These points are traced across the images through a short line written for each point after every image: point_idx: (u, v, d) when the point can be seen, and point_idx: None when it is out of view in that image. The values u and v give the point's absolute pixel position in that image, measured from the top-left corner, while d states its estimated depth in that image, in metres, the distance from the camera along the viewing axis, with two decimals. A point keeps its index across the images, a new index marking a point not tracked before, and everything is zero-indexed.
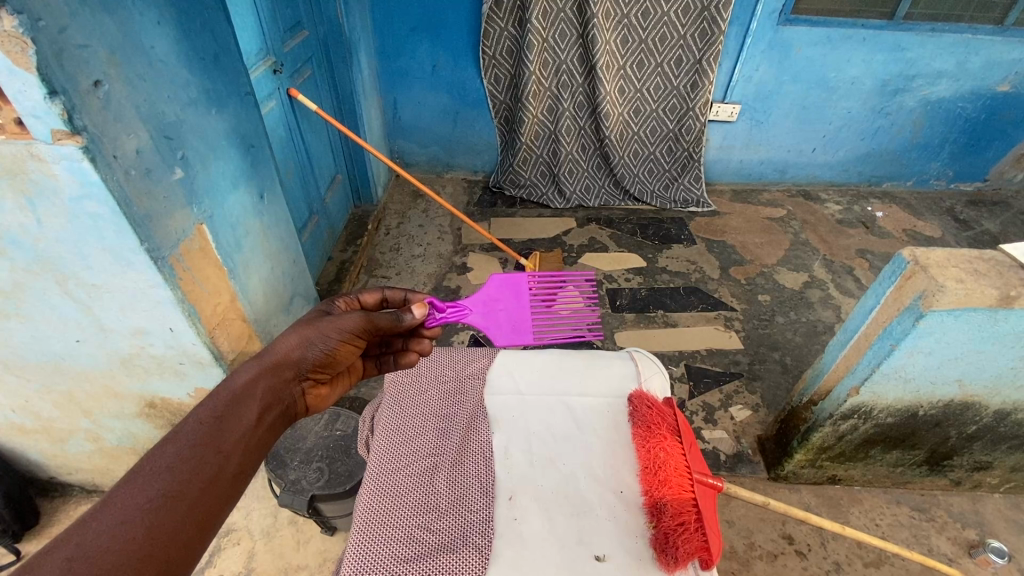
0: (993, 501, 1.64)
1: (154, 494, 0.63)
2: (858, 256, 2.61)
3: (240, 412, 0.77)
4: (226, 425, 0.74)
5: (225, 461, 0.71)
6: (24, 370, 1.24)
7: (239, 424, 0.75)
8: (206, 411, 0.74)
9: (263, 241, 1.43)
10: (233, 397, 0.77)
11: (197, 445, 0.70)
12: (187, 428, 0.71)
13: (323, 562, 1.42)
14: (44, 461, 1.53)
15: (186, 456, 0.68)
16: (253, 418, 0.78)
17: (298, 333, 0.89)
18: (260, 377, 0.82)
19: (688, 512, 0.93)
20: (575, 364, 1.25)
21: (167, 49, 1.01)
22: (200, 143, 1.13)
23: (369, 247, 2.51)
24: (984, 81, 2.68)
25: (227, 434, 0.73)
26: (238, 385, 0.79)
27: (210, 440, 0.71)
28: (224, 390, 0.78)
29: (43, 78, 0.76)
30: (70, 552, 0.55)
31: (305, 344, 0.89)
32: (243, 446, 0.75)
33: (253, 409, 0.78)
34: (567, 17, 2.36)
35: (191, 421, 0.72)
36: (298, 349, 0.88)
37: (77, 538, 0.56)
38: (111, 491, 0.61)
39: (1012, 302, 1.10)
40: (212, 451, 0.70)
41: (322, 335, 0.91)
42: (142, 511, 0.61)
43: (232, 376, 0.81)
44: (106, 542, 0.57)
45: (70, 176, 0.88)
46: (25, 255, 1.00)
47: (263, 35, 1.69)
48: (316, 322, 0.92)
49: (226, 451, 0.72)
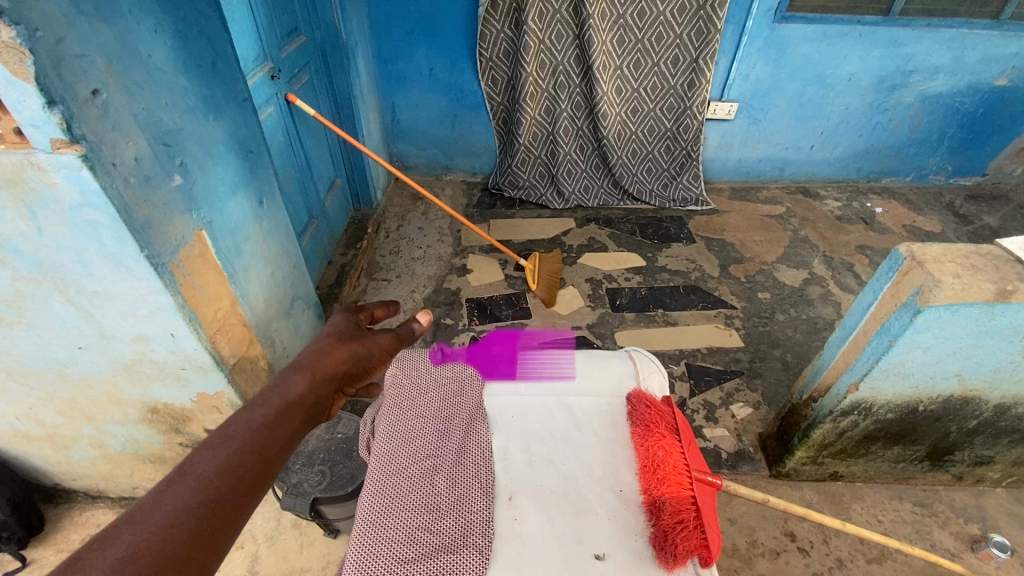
0: (995, 496, 1.64)
1: (202, 498, 0.63)
2: (858, 252, 2.61)
3: (286, 422, 0.77)
4: (272, 434, 0.74)
5: (267, 470, 0.71)
6: (27, 377, 1.25)
7: (284, 434, 0.76)
8: (254, 419, 0.75)
9: (263, 247, 1.44)
10: (280, 406, 0.79)
11: (244, 451, 0.70)
12: (236, 435, 0.72)
13: (325, 564, 1.43)
14: (49, 468, 1.54)
15: (233, 461, 0.68)
16: (296, 428, 0.78)
17: (345, 349, 0.97)
18: (307, 387, 0.84)
19: (687, 510, 0.95)
20: (574, 363, 1.25)
21: (164, 57, 1.02)
22: (198, 150, 1.14)
23: (369, 250, 2.52)
24: (982, 76, 2.67)
25: (271, 443, 0.73)
26: (285, 394, 0.81)
27: (257, 447, 0.72)
28: (272, 400, 0.79)
29: (41, 88, 0.77)
30: (121, 551, 0.55)
31: (350, 358, 0.96)
32: (284, 455, 0.75)
33: (297, 419, 0.79)
34: (563, 19, 2.37)
35: (239, 426, 0.73)
36: (344, 362, 0.95)
37: (128, 537, 0.56)
38: (158, 494, 0.62)
39: (1009, 297, 1.11)
40: (257, 458, 0.71)
41: (365, 352, 1.00)
42: (190, 514, 0.61)
43: (281, 385, 0.82)
44: (154, 543, 0.57)
45: (70, 184, 0.89)
46: (26, 263, 1.01)
47: (260, 42, 1.70)
48: (359, 340, 1.00)
49: (270, 460, 0.72)
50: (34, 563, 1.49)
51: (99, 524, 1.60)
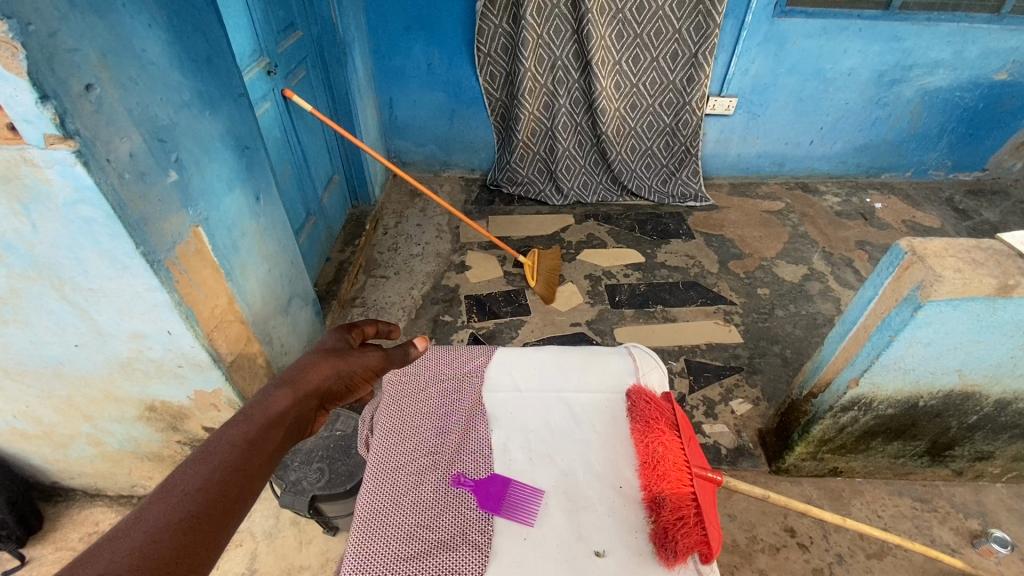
0: (995, 491, 1.64)
1: (184, 514, 0.62)
2: (857, 248, 2.61)
3: (269, 437, 0.76)
4: (255, 449, 0.73)
5: (249, 486, 0.70)
6: (23, 375, 1.24)
7: (267, 450, 0.75)
8: (239, 435, 0.74)
9: (260, 244, 1.43)
10: (265, 421, 0.78)
11: (226, 467, 0.69)
12: (219, 450, 0.71)
13: (325, 562, 1.42)
14: (47, 466, 1.54)
15: (215, 477, 0.67)
16: (279, 445, 0.77)
17: (329, 364, 0.91)
18: (291, 402, 0.83)
19: (687, 506, 0.94)
20: (573, 359, 1.24)
21: (158, 51, 1.01)
22: (194, 145, 1.13)
23: (367, 247, 2.51)
24: (982, 70, 2.66)
25: (255, 459, 0.72)
26: (269, 409, 0.80)
27: (240, 463, 0.71)
28: (255, 416, 0.77)
29: (33, 83, 0.76)
30: (102, 567, 0.54)
31: (335, 375, 0.91)
32: (267, 472, 0.74)
33: (280, 435, 0.78)
34: (561, 13, 2.35)
35: (222, 442, 0.72)
36: (328, 379, 0.90)
37: (110, 554, 0.55)
38: (140, 510, 0.61)
39: (1010, 291, 1.10)
40: (240, 474, 0.70)
41: (350, 369, 0.93)
42: (173, 530, 0.60)
43: (265, 400, 0.81)
44: (135, 560, 0.56)
45: (64, 181, 0.88)
46: (21, 261, 1.00)
47: (256, 37, 1.69)
48: (346, 354, 0.94)
49: (252, 476, 0.71)
50: (33, 562, 1.49)
51: (97, 522, 1.59)
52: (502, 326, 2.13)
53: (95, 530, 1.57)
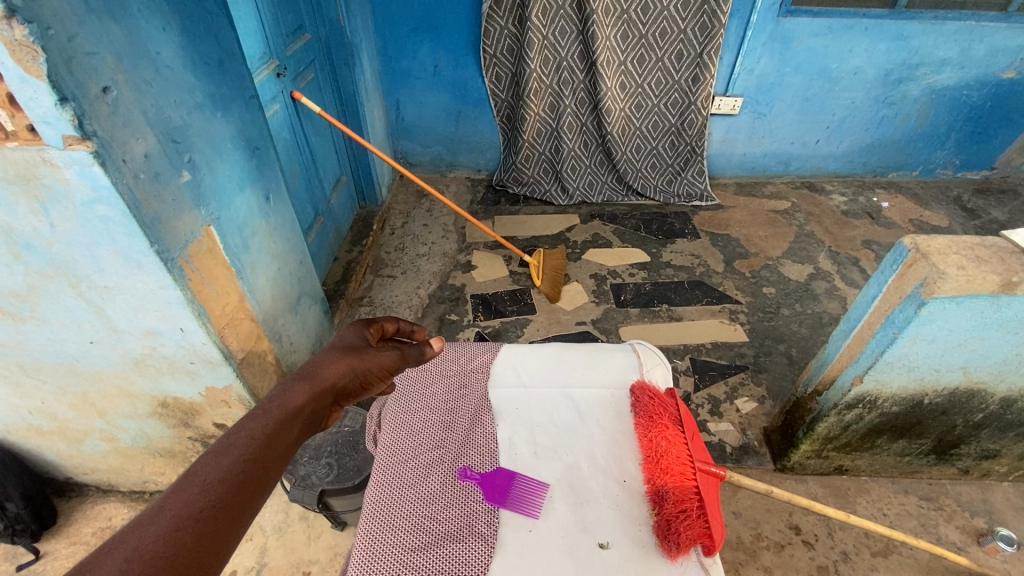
0: (1002, 490, 1.63)
1: (206, 504, 0.64)
2: (863, 247, 2.60)
3: (287, 430, 0.78)
4: (273, 442, 0.75)
5: (265, 476, 0.72)
6: (39, 372, 1.27)
7: (285, 442, 0.77)
8: (258, 428, 0.75)
9: (270, 242, 1.46)
10: (284, 415, 0.79)
11: (245, 459, 0.71)
12: (239, 442, 0.72)
13: (333, 557, 1.44)
14: (61, 462, 1.57)
15: (235, 469, 0.69)
16: (295, 438, 0.79)
17: (345, 362, 0.92)
18: (309, 397, 0.84)
19: (690, 500, 0.96)
20: (578, 356, 1.25)
21: (172, 55, 1.04)
22: (205, 146, 1.15)
23: (374, 246, 2.54)
24: (989, 68, 2.65)
25: (272, 452, 0.74)
26: (287, 404, 0.81)
27: (259, 455, 0.72)
28: (273, 410, 0.79)
29: (53, 85, 0.79)
30: (128, 554, 0.56)
31: (351, 372, 0.92)
32: (284, 463, 0.76)
33: (296, 428, 0.80)
34: (566, 14, 2.37)
35: (242, 434, 0.74)
36: (344, 376, 0.91)
37: (136, 540, 0.57)
38: (163, 498, 0.63)
39: (1014, 288, 1.10)
40: (258, 466, 0.71)
41: (366, 368, 0.94)
42: (195, 518, 0.62)
43: (283, 395, 0.82)
44: (160, 547, 0.58)
45: (81, 181, 0.90)
46: (39, 259, 1.03)
47: (266, 39, 1.72)
48: (362, 353, 0.95)
49: (270, 467, 0.73)
50: (48, 556, 1.51)
51: (110, 518, 1.62)
52: (508, 325, 2.15)
53: (107, 525, 1.60)
